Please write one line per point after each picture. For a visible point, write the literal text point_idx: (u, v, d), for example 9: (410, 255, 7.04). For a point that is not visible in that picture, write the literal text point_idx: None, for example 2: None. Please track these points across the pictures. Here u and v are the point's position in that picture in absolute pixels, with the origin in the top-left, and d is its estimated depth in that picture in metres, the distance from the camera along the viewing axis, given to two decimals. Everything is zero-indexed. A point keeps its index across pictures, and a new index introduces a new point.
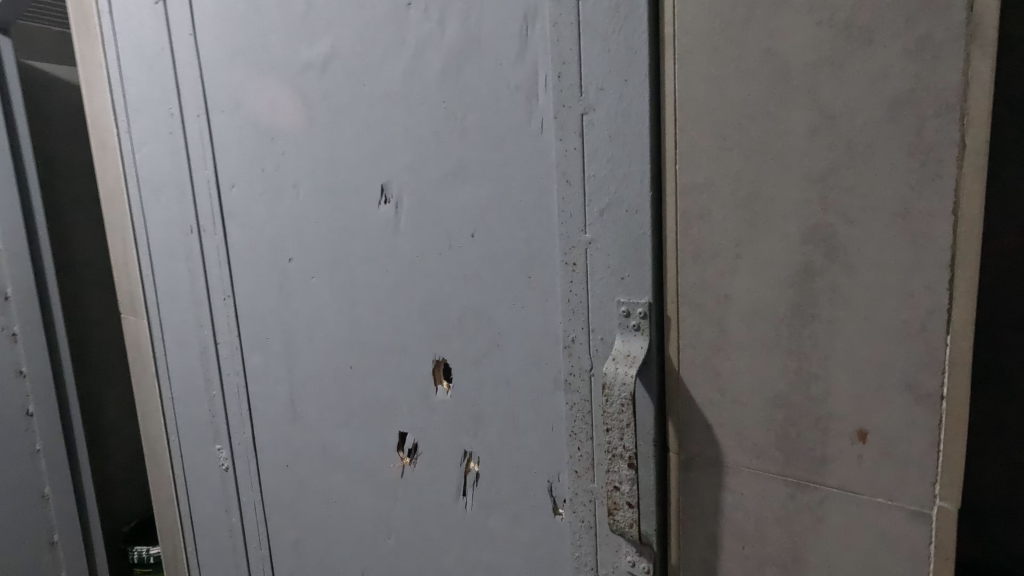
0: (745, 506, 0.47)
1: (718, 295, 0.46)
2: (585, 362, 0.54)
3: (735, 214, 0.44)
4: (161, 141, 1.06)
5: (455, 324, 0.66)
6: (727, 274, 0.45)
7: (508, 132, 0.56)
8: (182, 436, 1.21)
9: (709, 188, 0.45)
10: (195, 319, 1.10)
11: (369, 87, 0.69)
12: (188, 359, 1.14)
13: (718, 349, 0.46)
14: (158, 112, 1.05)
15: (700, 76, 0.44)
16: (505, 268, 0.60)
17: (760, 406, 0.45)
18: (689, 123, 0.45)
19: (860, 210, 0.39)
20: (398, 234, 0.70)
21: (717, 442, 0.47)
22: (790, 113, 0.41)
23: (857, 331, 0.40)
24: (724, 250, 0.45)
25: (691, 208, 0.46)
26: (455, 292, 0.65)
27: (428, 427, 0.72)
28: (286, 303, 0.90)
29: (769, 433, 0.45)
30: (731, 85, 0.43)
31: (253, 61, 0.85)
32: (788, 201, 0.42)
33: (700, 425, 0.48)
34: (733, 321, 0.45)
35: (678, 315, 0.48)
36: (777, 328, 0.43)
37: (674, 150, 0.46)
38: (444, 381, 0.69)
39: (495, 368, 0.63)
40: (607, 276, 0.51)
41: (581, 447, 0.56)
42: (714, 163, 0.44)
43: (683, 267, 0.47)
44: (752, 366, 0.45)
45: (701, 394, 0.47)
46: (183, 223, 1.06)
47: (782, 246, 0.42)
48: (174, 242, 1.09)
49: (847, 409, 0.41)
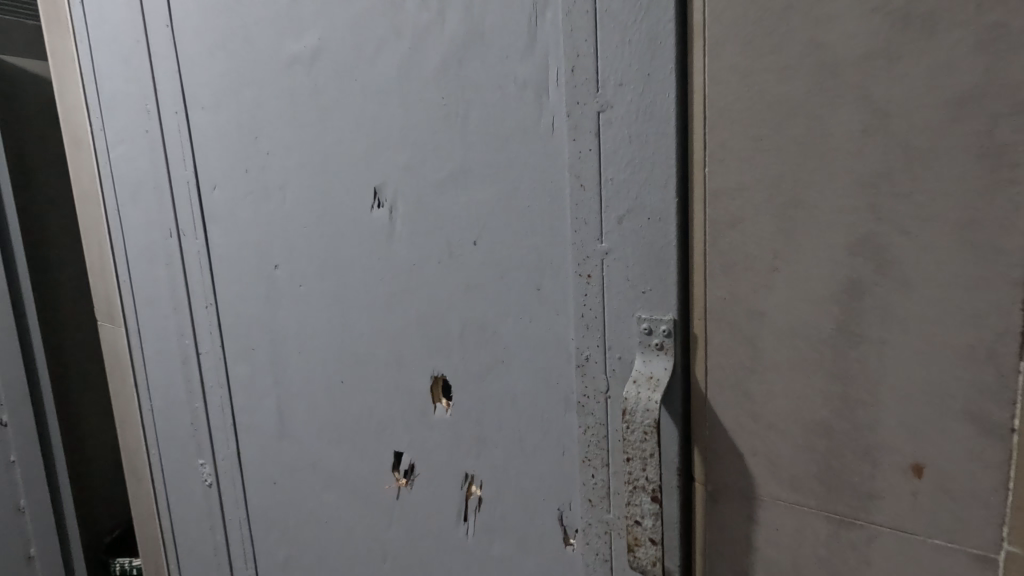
0: (780, 542, 0.43)
1: (751, 311, 0.42)
2: (601, 383, 0.50)
3: (771, 223, 0.40)
4: (137, 140, 1.00)
5: (455, 338, 0.61)
6: (762, 289, 0.41)
7: (515, 131, 0.52)
8: (163, 450, 1.16)
9: (742, 194, 0.41)
10: (174, 328, 1.04)
11: (361, 82, 0.64)
12: (168, 370, 1.08)
13: (752, 370, 0.42)
14: (134, 108, 0.99)
15: (734, 70, 0.40)
16: (511, 278, 0.55)
17: (799, 434, 0.41)
18: (722, 122, 0.41)
19: (918, 220, 0.35)
20: (393, 241, 0.65)
21: (750, 472, 0.43)
22: (836, 112, 0.37)
23: (914, 355, 0.36)
24: (760, 262, 0.41)
25: (721, 216, 0.42)
26: (455, 304, 0.60)
27: (425, 447, 0.67)
28: (273, 313, 0.84)
29: (810, 465, 0.41)
30: (769, 80, 0.39)
31: (236, 54, 0.79)
32: (832, 208, 0.37)
33: (731, 452, 0.44)
34: (768, 340, 0.41)
35: (703, 332, 0.44)
36: (819, 349, 0.39)
37: (703, 152, 0.42)
38: (443, 398, 0.65)
39: (499, 387, 0.58)
40: (625, 288, 0.47)
41: (596, 475, 0.52)
42: (748, 165, 0.40)
43: (712, 280, 0.43)
44: (790, 390, 0.41)
45: (732, 419, 0.43)
46: (160, 227, 1.00)
47: (825, 259, 0.38)
48: (151, 247, 1.03)
49: (900, 441, 0.37)
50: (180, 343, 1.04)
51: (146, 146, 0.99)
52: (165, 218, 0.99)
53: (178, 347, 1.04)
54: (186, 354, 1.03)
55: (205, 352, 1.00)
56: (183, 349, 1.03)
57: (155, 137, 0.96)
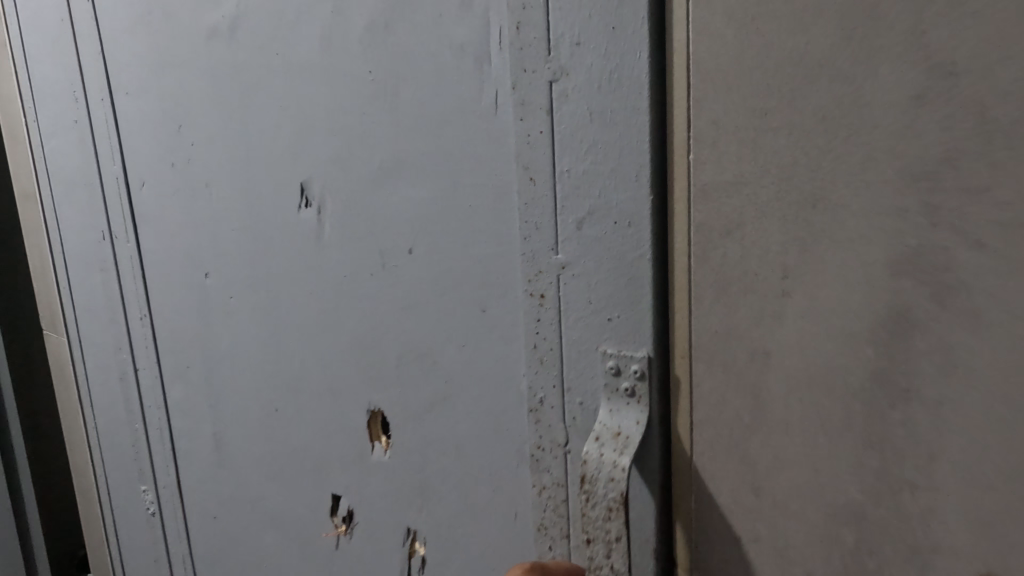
0: None
1: (755, 337, 0.34)
2: (558, 432, 0.41)
3: (779, 229, 0.32)
4: (52, 129, 0.85)
5: (392, 366, 0.50)
6: (769, 308, 0.33)
7: (451, 112, 0.42)
8: (94, 477, 0.98)
9: (741, 191, 0.33)
10: (100, 346, 0.90)
11: (282, 54, 0.53)
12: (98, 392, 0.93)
13: (756, 407, 0.34)
14: (47, 90, 0.84)
15: (727, 20, 0.32)
16: (450, 298, 0.45)
17: (816, 490, 0.33)
18: (710, 92, 0.33)
19: (977, 221, 0.27)
20: (322, 247, 0.53)
21: (755, 534, 0.35)
22: (860, 83, 0.29)
23: (971, 396, 0.28)
24: (766, 283, 0.33)
25: (716, 220, 0.34)
26: (388, 326, 0.49)
27: (365, 493, 0.56)
28: (206, 328, 0.72)
29: (813, 533, 0.33)
30: (772, 46, 0.31)
31: (156, 29, 0.68)
32: (859, 216, 0.30)
33: (730, 510, 0.36)
34: (776, 372, 0.33)
35: (687, 367, 0.36)
36: (841, 384, 0.31)
37: (689, 139, 0.34)
38: (382, 437, 0.53)
39: (443, 427, 0.48)
40: (587, 314, 0.39)
41: (553, 548, 0.43)
42: (747, 153, 0.32)
43: (704, 298, 0.35)
44: (803, 434, 0.33)
45: (731, 467, 0.35)
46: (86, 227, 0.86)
47: (849, 271, 0.30)
48: (74, 251, 0.89)
49: (951, 505, 0.29)
50: (109, 361, 0.90)
51: (63, 136, 0.85)
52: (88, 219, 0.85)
53: (108, 366, 0.89)
54: (113, 375, 0.89)
55: (131, 374, 0.87)
56: (109, 368, 0.89)
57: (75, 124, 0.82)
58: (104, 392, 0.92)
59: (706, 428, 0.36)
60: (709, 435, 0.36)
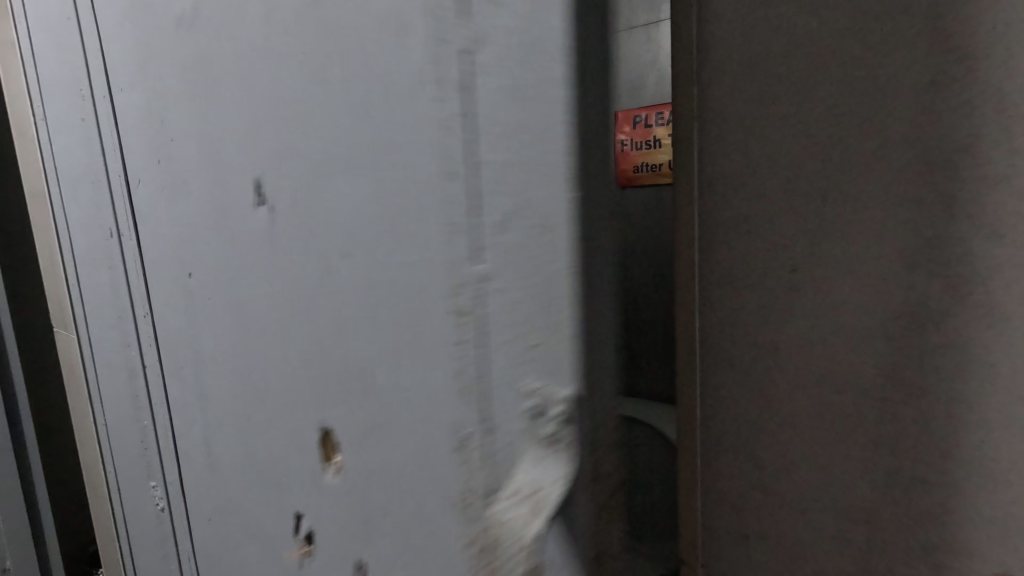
0: (811, 547, 0.41)
1: (769, 315, 0.41)
2: (479, 474, 0.36)
3: (789, 224, 0.39)
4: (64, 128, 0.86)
5: (350, 375, 0.38)
6: (784, 289, 0.40)
7: (393, 84, 0.33)
8: (110, 470, 0.98)
9: (757, 192, 0.40)
10: (110, 346, 0.90)
11: (180, 20, 0.45)
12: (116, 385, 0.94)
13: (771, 371, 0.41)
14: (55, 90, 0.84)
15: (738, 47, 0.40)
16: (383, 309, 0.36)
17: (824, 438, 0.40)
18: (723, 106, 0.41)
19: (961, 210, 0.34)
20: (277, 248, 0.41)
21: (771, 476, 0.42)
22: (853, 107, 0.36)
23: (950, 354, 0.35)
24: (779, 269, 0.40)
25: (737, 217, 0.41)
26: (345, 333, 0.38)
27: (322, 521, 0.43)
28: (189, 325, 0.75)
29: (818, 474, 0.40)
30: (784, 78, 0.39)
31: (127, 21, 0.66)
32: (861, 207, 0.37)
33: (749, 458, 0.43)
34: (789, 341, 0.40)
35: (713, 338, 0.43)
36: (846, 348, 0.38)
37: (711, 151, 0.42)
38: (337, 455, 0.40)
39: (389, 451, 0.37)
40: (513, 343, 0.37)
41: None
42: (759, 157, 0.40)
43: (727, 283, 0.42)
44: (813, 392, 0.40)
45: (750, 423, 0.42)
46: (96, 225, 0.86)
47: (849, 256, 0.37)
48: (85, 250, 0.89)
49: (934, 443, 0.36)
50: (115, 359, 0.90)
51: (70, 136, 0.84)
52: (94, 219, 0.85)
53: (119, 364, 0.90)
54: (124, 373, 0.89)
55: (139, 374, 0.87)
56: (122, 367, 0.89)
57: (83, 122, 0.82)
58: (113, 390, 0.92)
59: (725, 387, 0.43)
60: (729, 393, 0.43)
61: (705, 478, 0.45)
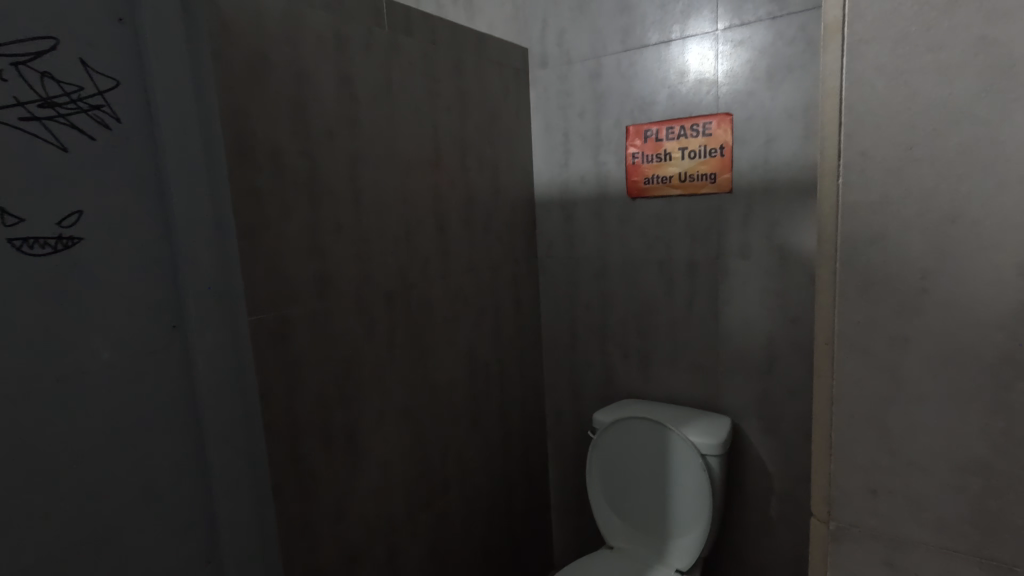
0: (919, 518, 0.46)
1: (896, 327, 0.45)
2: None
3: (919, 243, 0.43)
4: (163, 131, 0.93)
5: None
6: (911, 301, 0.44)
7: None
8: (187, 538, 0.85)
9: (884, 209, 0.44)
10: (173, 335, 0.96)
11: None
12: (225, 356, 1.06)
13: (892, 375, 0.46)
14: (129, 84, 0.89)
15: (879, 72, 0.43)
16: None
17: (940, 430, 0.44)
18: (860, 129, 0.44)
19: None
20: None
21: (884, 465, 0.47)
22: (983, 127, 0.40)
23: None
24: (907, 284, 0.44)
25: (859, 236, 0.45)
26: None
27: None
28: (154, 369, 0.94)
29: (937, 484, 0.45)
30: (918, 101, 0.42)
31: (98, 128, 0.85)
32: (991, 232, 0.40)
33: (869, 448, 0.47)
34: (914, 346, 0.44)
35: (833, 349, 0.48)
36: (973, 355, 0.42)
37: (842, 170, 0.46)
38: None
39: None
40: None
41: None
42: (892, 178, 0.43)
43: (846, 299, 0.47)
44: (936, 393, 0.44)
45: (871, 424, 0.47)
46: (142, 226, 0.91)
47: (979, 270, 0.41)
48: (183, 241, 0.96)
49: None
50: (175, 338, 0.97)
51: (135, 135, 0.90)
52: (158, 216, 0.94)
53: (191, 340, 0.99)
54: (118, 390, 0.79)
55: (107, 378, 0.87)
56: (165, 347, 0.95)
57: (87, 130, 0.84)
58: (201, 359, 1.01)
59: (849, 388, 0.48)
60: (852, 394, 0.48)
61: (823, 468, 0.51)
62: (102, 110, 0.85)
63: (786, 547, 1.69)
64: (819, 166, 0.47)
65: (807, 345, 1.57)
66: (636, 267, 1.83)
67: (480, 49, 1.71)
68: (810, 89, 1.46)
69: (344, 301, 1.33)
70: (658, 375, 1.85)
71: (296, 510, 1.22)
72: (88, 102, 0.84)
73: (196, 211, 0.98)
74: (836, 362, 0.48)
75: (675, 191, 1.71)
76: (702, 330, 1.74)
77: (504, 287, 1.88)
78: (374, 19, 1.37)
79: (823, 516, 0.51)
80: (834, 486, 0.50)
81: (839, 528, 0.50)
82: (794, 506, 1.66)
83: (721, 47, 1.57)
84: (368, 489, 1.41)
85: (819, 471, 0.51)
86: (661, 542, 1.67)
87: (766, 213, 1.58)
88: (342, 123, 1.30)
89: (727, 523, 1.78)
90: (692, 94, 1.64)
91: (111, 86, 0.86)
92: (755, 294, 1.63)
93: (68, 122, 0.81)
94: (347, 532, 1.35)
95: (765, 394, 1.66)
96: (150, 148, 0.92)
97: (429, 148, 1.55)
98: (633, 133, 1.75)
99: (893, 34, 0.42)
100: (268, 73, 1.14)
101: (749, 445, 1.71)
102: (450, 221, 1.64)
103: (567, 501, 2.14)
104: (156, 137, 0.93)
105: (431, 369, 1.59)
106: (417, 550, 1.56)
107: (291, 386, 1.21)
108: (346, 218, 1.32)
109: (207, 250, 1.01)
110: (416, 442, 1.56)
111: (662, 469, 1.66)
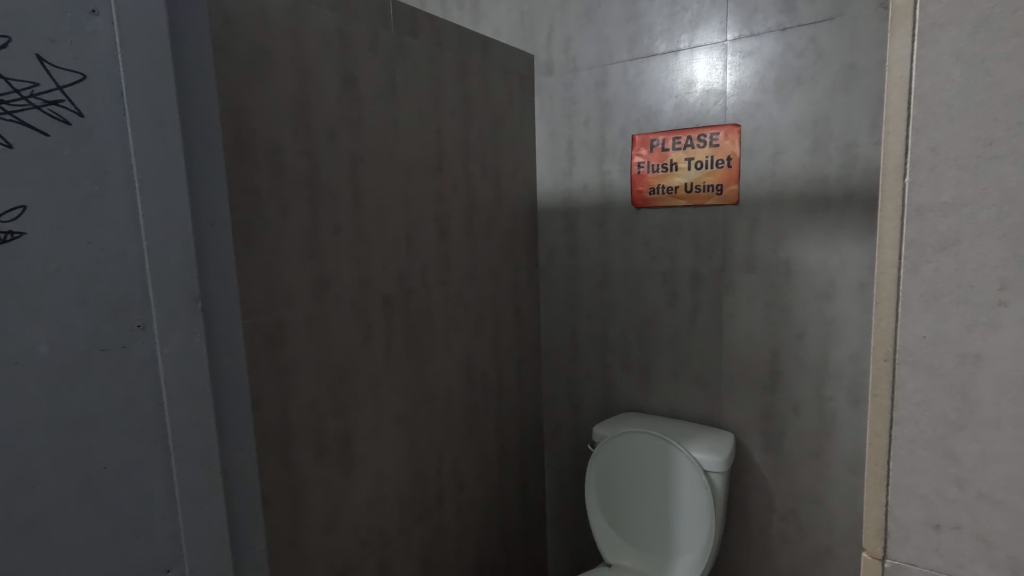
0: (991, 555, 0.43)
1: (969, 340, 0.42)
2: None
3: (998, 251, 0.40)
4: (136, 132, 0.60)
5: None
6: (988, 313, 0.41)
7: None
8: None
9: (957, 210, 0.41)
10: (148, 417, 0.63)
11: None
12: (199, 454, 0.68)
13: (965, 395, 0.42)
14: (102, 73, 0.58)
15: (955, 59, 0.40)
16: None
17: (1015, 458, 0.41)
18: (931, 122, 0.41)
19: None
20: None
21: (950, 497, 0.44)
22: None
23: None
24: (983, 295, 0.41)
25: (927, 241, 0.42)
26: None
27: None
28: (127, 463, 0.62)
29: (1013, 522, 0.42)
30: (998, 94, 0.39)
31: (94, 124, 0.57)
32: None
33: (932, 478, 0.45)
34: (991, 364, 0.41)
35: (893, 367, 0.45)
36: None
37: (907, 168, 0.43)
38: None
39: None
40: None
41: None
42: (967, 177, 0.40)
43: (908, 311, 0.44)
44: (1015, 417, 0.41)
45: (935, 451, 0.44)
46: (93, 253, 0.58)
47: None
48: (160, 289, 0.62)
49: None
50: (152, 393, 0.63)
51: (107, 137, 0.58)
52: (126, 244, 0.60)
53: (166, 429, 0.65)
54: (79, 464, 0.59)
55: (55, 483, 0.57)
56: (127, 443, 0.62)
57: (36, 125, 0.54)
58: (176, 459, 0.66)
59: (912, 410, 0.45)
60: (914, 417, 0.45)
61: (876, 501, 0.48)
62: (63, 104, 0.56)
63: (789, 568, 1.65)
64: (882, 163, 0.44)
65: (813, 362, 1.53)
66: (640, 277, 1.79)
67: (485, 53, 1.68)
68: (819, 102, 1.44)
69: (340, 305, 1.28)
70: (659, 390, 1.80)
71: (284, 518, 1.18)
72: (43, 98, 0.55)
73: (173, 239, 0.63)
74: (897, 382, 0.45)
75: (681, 202, 1.67)
76: (705, 344, 1.69)
77: (504, 295, 1.83)
78: (378, 17, 1.33)
79: (878, 553, 0.48)
80: (891, 519, 0.47)
81: (894, 566, 0.48)
82: (797, 526, 1.62)
83: (730, 58, 1.54)
84: (360, 500, 1.35)
85: (873, 503, 0.48)
86: (659, 559, 1.62)
87: (772, 225, 1.54)
88: (343, 121, 1.26)
89: (728, 543, 1.73)
90: (699, 105, 1.60)
91: (75, 80, 0.56)
92: (760, 308, 1.59)
93: (15, 121, 0.53)
94: (337, 544, 1.30)
95: (768, 410, 1.62)
96: (121, 150, 0.59)
97: (431, 151, 1.51)
98: (638, 142, 1.71)
99: (971, 18, 0.40)
100: (269, 68, 1.11)
101: (754, 463, 1.66)
102: (450, 226, 1.59)
103: (565, 518, 2.09)
104: (128, 138, 0.60)
105: (427, 376, 1.54)
106: (407, 567, 1.50)
107: (281, 391, 1.16)
108: (344, 222, 1.28)
109: (186, 304, 0.65)
110: (411, 454, 1.50)
111: (665, 484, 1.61)
